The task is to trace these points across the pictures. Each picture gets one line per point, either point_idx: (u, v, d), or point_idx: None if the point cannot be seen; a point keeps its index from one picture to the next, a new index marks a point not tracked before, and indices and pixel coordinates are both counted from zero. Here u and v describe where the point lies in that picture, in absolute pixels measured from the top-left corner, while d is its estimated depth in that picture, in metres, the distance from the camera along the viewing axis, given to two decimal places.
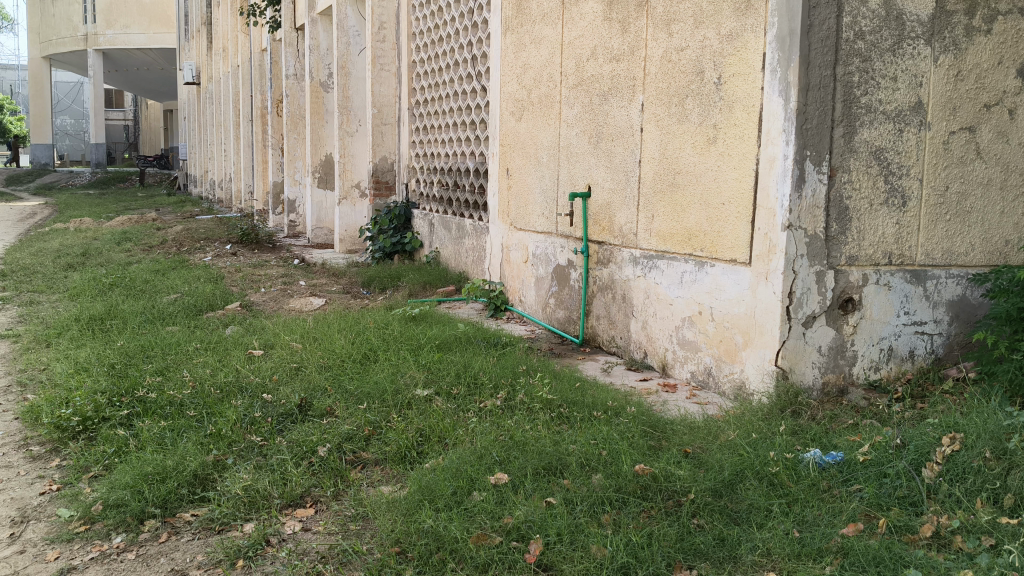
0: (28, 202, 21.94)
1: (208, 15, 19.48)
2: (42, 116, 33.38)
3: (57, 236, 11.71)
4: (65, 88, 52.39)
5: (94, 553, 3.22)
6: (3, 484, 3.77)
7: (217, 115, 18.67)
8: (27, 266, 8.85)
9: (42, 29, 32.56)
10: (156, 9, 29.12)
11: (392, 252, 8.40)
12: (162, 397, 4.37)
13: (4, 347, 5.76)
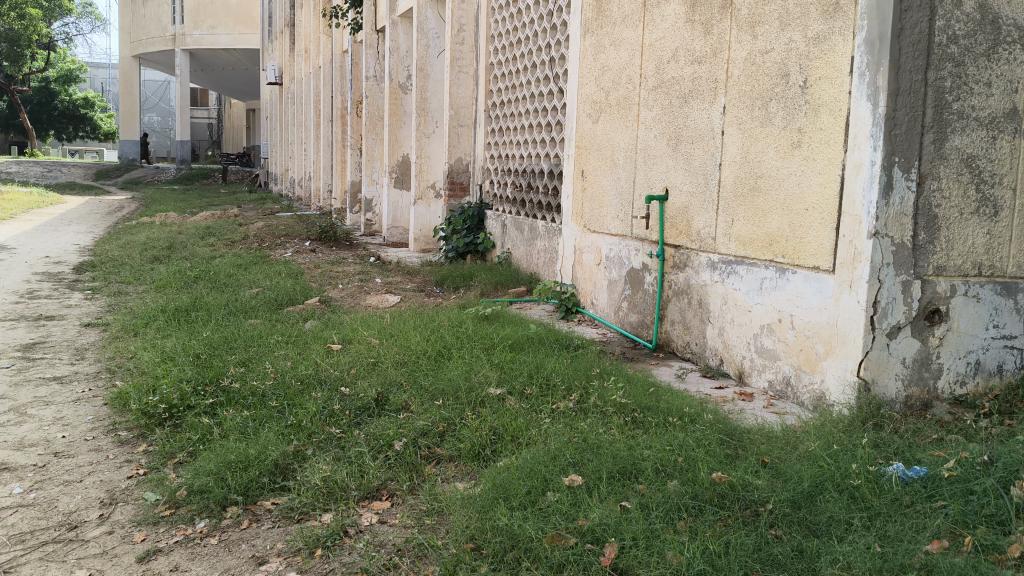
0: (118, 197, 22.76)
1: (291, 16, 19.90)
2: (131, 113, 34.65)
3: (143, 229, 12.12)
4: (153, 86, 54.15)
5: (179, 536, 3.35)
6: (92, 467, 3.92)
7: (298, 115, 19.01)
8: (116, 259, 9.16)
9: (134, 30, 33.68)
10: (241, 10, 29.86)
11: (465, 252, 8.47)
12: (245, 387, 4.47)
13: (95, 336, 5.98)
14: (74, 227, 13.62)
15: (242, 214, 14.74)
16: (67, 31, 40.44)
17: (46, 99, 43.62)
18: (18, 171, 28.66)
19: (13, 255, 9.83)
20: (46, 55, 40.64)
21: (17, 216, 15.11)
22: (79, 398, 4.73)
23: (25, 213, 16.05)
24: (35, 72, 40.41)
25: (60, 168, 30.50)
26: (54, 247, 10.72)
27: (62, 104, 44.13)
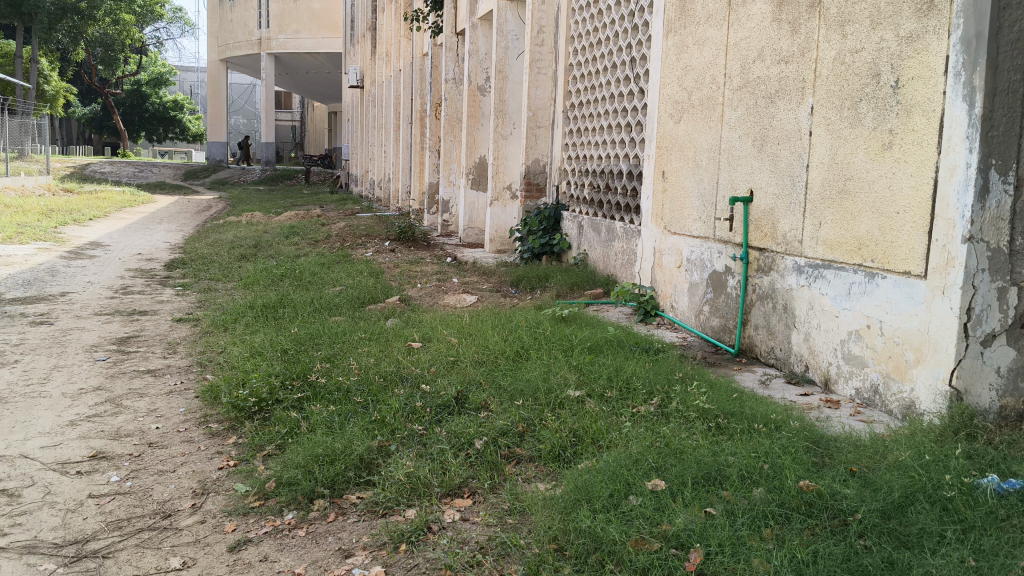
0: (206, 197, 23.45)
1: (373, 20, 20.21)
2: (217, 116, 35.69)
3: (229, 228, 12.50)
4: (239, 89, 55.50)
5: (268, 527, 3.45)
6: (185, 457, 4.09)
7: (377, 117, 19.29)
8: (205, 256, 9.45)
9: (221, 35, 34.58)
10: (324, 15, 30.43)
11: (541, 253, 8.50)
12: (331, 382, 4.57)
13: (187, 331, 6.19)
14: (164, 225, 14.11)
15: (324, 214, 15.05)
16: (158, 36, 41.85)
17: (137, 101, 44.90)
18: (111, 171, 29.72)
19: (108, 252, 10.24)
20: (139, 59, 42.17)
21: (110, 214, 15.72)
22: (172, 391, 4.95)
23: (119, 211, 16.68)
24: (128, 75, 41.94)
25: (151, 168, 31.53)
26: (146, 245, 11.12)
27: (152, 106, 45.23)
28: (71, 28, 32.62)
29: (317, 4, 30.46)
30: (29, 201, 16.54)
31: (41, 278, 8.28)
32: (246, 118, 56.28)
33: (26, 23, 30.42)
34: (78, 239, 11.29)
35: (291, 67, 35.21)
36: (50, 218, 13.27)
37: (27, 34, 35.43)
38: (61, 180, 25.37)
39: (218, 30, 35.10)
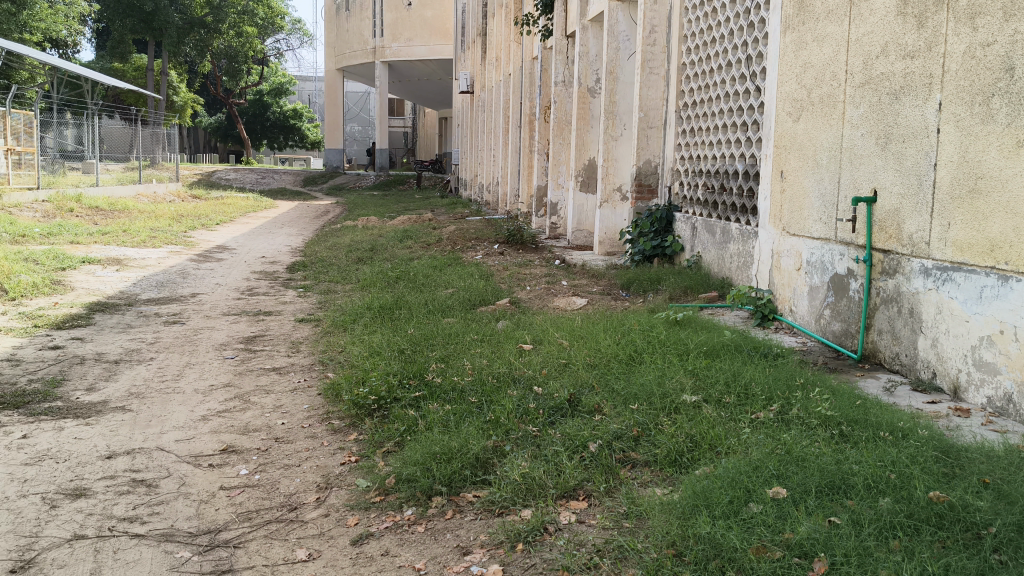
0: (323, 202, 24.22)
1: (484, 26, 20.39)
2: (334, 123, 36.81)
3: (345, 232, 12.93)
4: (354, 97, 57.17)
5: (388, 522, 3.56)
6: (309, 454, 4.29)
7: (487, 121, 19.50)
8: (324, 259, 9.79)
9: (338, 45, 35.57)
10: (436, 22, 30.75)
11: (652, 255, 8.46)
12: (447, 382, 4.66)
13: (310, 331, 6.44)
14: (285, 229, 14.67)
15: (436, 218, 15.33)
16: (278, 47, 43.52)
17: (259, 111, 47.37)
18: (235, 178, 31.11)
19: (234, 255, 10.74)
20: (261, 70, 43.96)
21: (234, 219, 16.46)
22: (296, 388, 5.21)
23: (243, 216, 17.48)
24: (250, 86, 43.76)
25: (273, 175, 32.78)
26: (269, 248, 11.61)
27: (273, 115, 47.65)
28: (198, 41, 34.22)
29: (429, 11, 30.75)
30: (161, 207, 17.51)
31: (174, 280, 8.76)
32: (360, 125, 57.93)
33: (157, 38, 31.90)
34: (206, 243, 11.89)
35: (403, 75, 35.89)
36: (181, 223, 14.01)
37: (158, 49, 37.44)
38: (189, 186, 26.72)
39: (334, 40, 36.15)
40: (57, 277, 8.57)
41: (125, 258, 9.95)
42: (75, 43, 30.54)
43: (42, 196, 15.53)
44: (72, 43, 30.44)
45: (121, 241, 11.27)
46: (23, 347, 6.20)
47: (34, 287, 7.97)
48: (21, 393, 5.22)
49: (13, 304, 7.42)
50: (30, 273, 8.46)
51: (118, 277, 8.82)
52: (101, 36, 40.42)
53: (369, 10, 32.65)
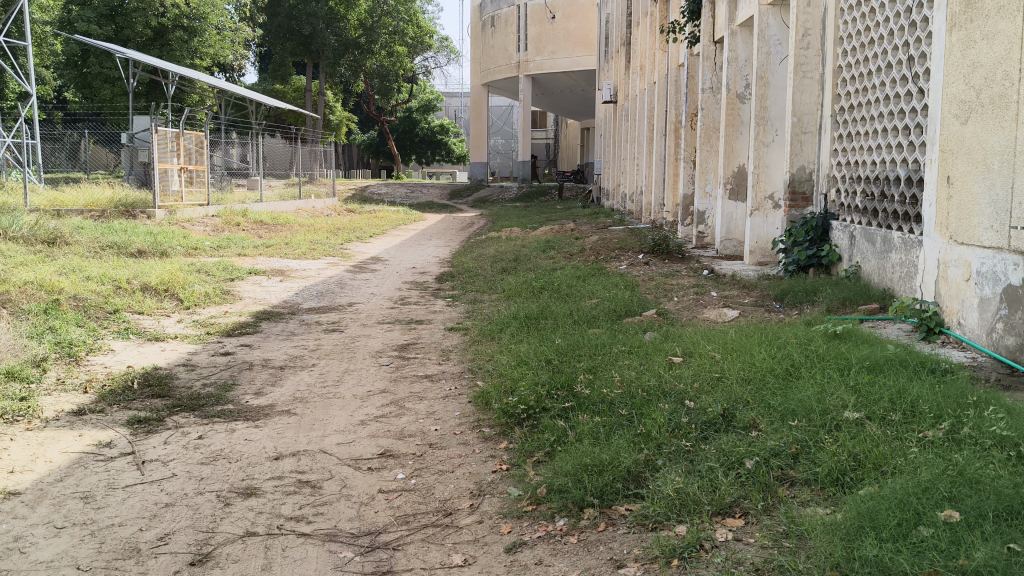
0: (468, 214, 24.72)
1: (629, 35, 20.27)
2: (479, 137, 37.46)
3: (490, 243, 13.19)
4: (498, 111, 57.78)
5: (541, 532, 3.60)
6: (462, 460, 4.40)
7: (632, 131, 19.32)
8: (470, 270, 10.02)
9: (483, 60, 36.11)
10: (580, 33, 30.60)
11: (807, 265, 8.28)
12: (596, 394, 4.67)
13: (460, 340, 6.61)
14: (434, 241, 15.09)
15: (579, 228, 15.39)
16: (425, 65, 44.85)
17: (408, 127, 49.14)
18: (385, 192, 32.20)
19: (386, 266, 11.14)
20: (409, 87, 45.29)
21: (385, 231, 17.05)
22: (447, 395, 5.38)
23: (394, 228, 18.10)
24: (400, 103, 45.09)
25: (421, 188, 33.75)
26: (418, 259, 11.98)
27: (421, 130, 49.44)
28: (351, 61, 35.94)
29: (572, 24, 30.67)
30: (318, 221, 18.36)
31: (332, 290, 9.18)
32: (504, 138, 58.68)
33: (315, 58, 34.40)
34: (361, 254, 12.38)
35: (546, 87, 36.10)
36: (337, 236, 14.65)
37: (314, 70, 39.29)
38: (343, 200, 27.86)
39: (480, 56, 36.75)
40: (226, 287, 9.16)
41: (287, 270, 10.51)
42: (241, 67, 32.51)
43: (212, 211, 16.60)
44: (237, 66, 32.36)
45: (283, 253, 11.89)
46: (197, 353, 6.67)
47: (206, 297, 8.56)
48: (196, 396, 5.64)
49: (188, 313, 7.99)
50: (203, 283, 9.07)
51: (281, 287, 9.33)
52: (262, 59, 42.79)
53: (514, 25, 33.02)
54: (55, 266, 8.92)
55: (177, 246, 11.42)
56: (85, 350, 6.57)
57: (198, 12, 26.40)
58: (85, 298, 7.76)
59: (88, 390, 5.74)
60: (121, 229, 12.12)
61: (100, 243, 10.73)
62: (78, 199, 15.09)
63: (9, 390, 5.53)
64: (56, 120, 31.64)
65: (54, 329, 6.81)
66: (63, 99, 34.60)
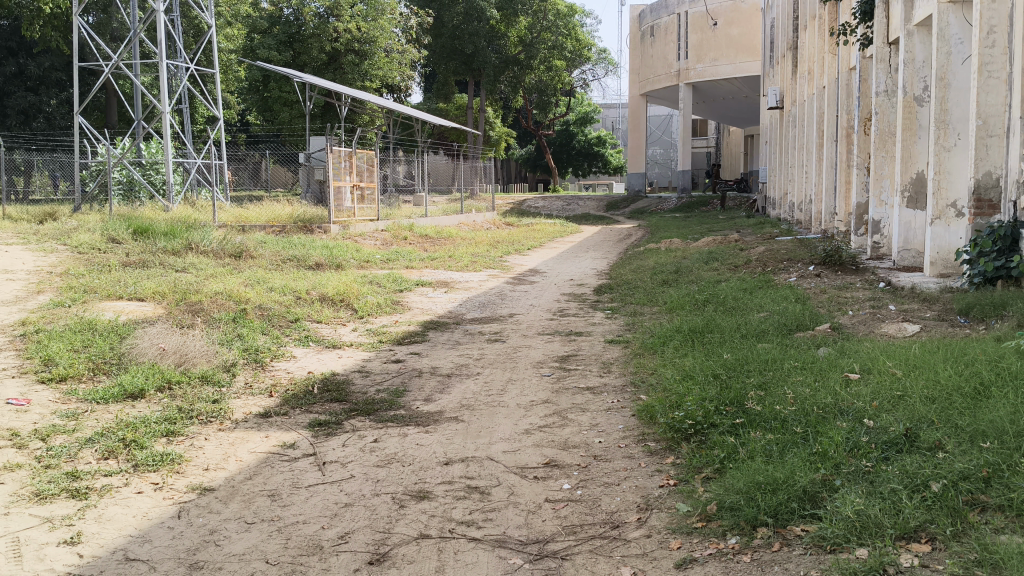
0: (627, 225, 24.62)
1: (795, 40, 19.67)
2: (637, 147, 37.14)
3: (649, 255, 13.09)
4: (657, 121, 57.16)
5: (711, 549, 3.55)
6: (628, 473, 4.40)
7: (800, 138, 18.72)
8: (631, 282, 9.98)
9: (643, 70, 35.71)
10: (743, 39, 30.12)
11: (994, 276, 7.77)
12: (767, 410, 4.56)
13: (623, 353, 6.61)
14: (592, 253, 15.15)
15: (743, 239, 15.01)
16: (584, 78, 45.02)
17: (566, 140, 49.87)
18: (543, 206, 32.67)
19: (545, 278, 11.28)
20: (568, 100, 45.57)
21: (544, 244, 17.27)
22: (610, 408, 5.39)
23: (553, 241, 18.29)
24: (559, 117, 45.46)
25: (578, 200, 33.89)
26: (577, 271, 12.03)
27: (579, 143, 50.09)
28: (511, 78, 36.68)
29: (736, 29, 30.26)
30: (479, 234, 18.82)
31: (494, 301, 9.38)
32: (663, 149, 58.05)
33: (477, 77, 35.38)
34: (521, 266, 12.59)
35: (707, 95, 35.36)
36: (498, 249, 14.94)
37: (475, 87, 40.26)
38: (502, 214, 28.40)
39: (639, 66, 36.36)
40: (396, 297, 9.54)
41: (451, 281, 10.83)
42: (407, 87, 33.81)
43: (381, 226, 17.33)
44: (404, 87, 33.64)
45: (448, 266, 12.27)
46: (370, 360, 6.99)
47: (377, 307, 8.95)
48: (370, 401, 5.91)
49: (362, 322, 8.38)
50: (375, 294, 9.50)
51: (446, 298, 9.62)
52: (427, 79, 44.32)
53: (673, 33, 32.58)
54: (242, 278, 9.59)
55: (351, 259, 12.00)
56: (270, 355, 7.03)
57: (368, 36, 27.65)
58: (269, 308, 8.31)
59: (273, 394, 6.15)
60: (300, 243, 12.87)
61: (281, 256, 11.44)
62: (261, 216, 16.12)
63: (203, 394, 6.04)
64: (240, 142, 33.94)
65: (242, 336, 7.36)
66: (246, 122, 37.08)
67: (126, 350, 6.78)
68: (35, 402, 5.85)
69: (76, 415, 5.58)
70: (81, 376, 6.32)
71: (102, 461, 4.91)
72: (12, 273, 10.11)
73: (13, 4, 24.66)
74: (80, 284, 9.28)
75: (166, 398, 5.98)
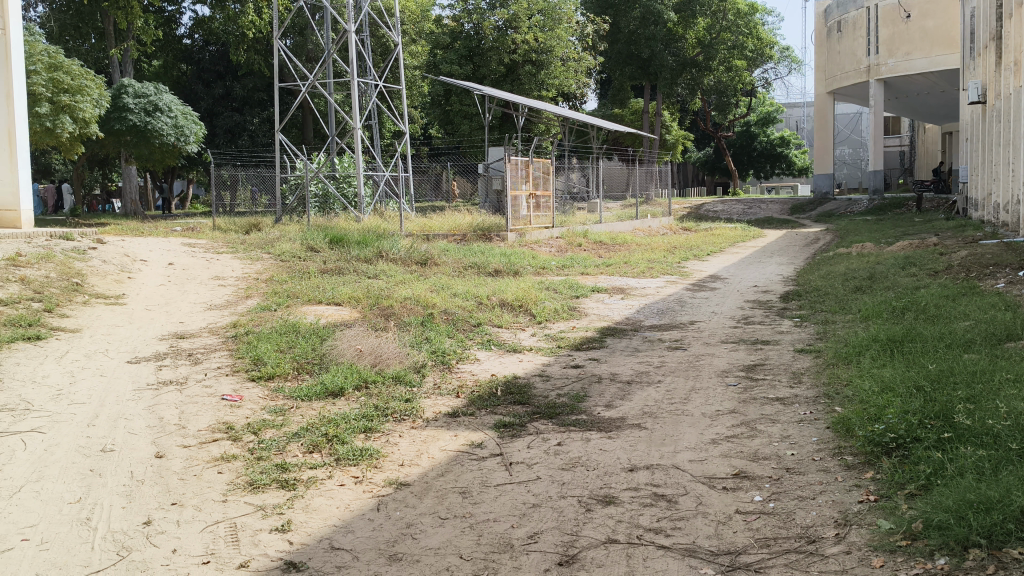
0: (812, 229, 23.68)
1: (999, 29, 18.26)
2: (823, 148, 35.61)
3: (839, 260, 12.55)
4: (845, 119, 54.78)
5: (919, 569, 3.39)
6: (825, 487, 4.27)
7: (1005, 133, 17.40)
8: (820, 288, 9.62)
9: (829, 68, 34.18)
10: (938, 31, 28.20)
11: None
12: (978, 425, 4.30)
13: (815, 363, 6.41)
14: (776, 258, 14.75)
15: (942, 243, 14.08)
16: (766, 77, 43.68)
17: (746, 141, 48.77)
18: (722, 210, 32.10)
19: (727, 284, 11.07)
20: (747, 101, 44.39)
21: (725, 249, 16.94)
22: (802, 420, 5.24)
23: (733, 246, 17.88)
24: (738, 119, 44.33)
25: (759, 204, 32.90)
26: (761, 277, 11.70)
27: (760, 145, 48.76)
28: (689, 81, 36.11)
29: (930, 22, 28.43)
30: (656, 240, 18.68)
31: (674, 308, 9.29)
32: (851, 149, 55.40)
33: (654, 81, 35.06)
34: (700, 273, 12.38)
35: (900, 90, 33.40)
36: (676, 254, 14.79)
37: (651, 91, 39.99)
38: (680, 220, 28.06)
39: (824, 64, 34.86)
40: (573, 303, 9.66)
41: (628, 287, 10.84)
42: (583, 94, 34.13)
43: (556, 233, 17.59)
44: (580, 94, 33.99)
45: (624, 272, 12.28)
46: (552, 365, 7.13)
47: (555, 312, 9.10)
48: (553, 405, 6.03)
49: (540, 328, 8.54)
50: (552, 300, 9.66)
51: (623, 304, 9.65)
52: (602, 85, 44.50)
53: (862, 28, 31.13)
54: (427, 284, 10.01)
55: (528, 266, 12.21)
56: (456, 358, 7.31)
57: (545, 45, 28.11)
58: (454, 312, 8.64)
59: (460, 395, 6.39)
60: (480, 250, 13.23)
61: (463, 263, 11.84)
62: (444, 225, 16.70)
63: (396, 393, 6.36)
64: (423, 155, 35.33)
65: (430, 338, 7.70)
66: (428, 135, 38.55)
67: (326, 350, 7.26)
68: (247, 398, 6.36)
69: (283, 411, 6.03)
70: (287, 374, 6.81)
71: (308, 454, 5.28)
72: (224, 279, 11.03)
73: (221, 32, 26.91)
74: (283, 289, 9.99)
75: (363, 396, 6.34)
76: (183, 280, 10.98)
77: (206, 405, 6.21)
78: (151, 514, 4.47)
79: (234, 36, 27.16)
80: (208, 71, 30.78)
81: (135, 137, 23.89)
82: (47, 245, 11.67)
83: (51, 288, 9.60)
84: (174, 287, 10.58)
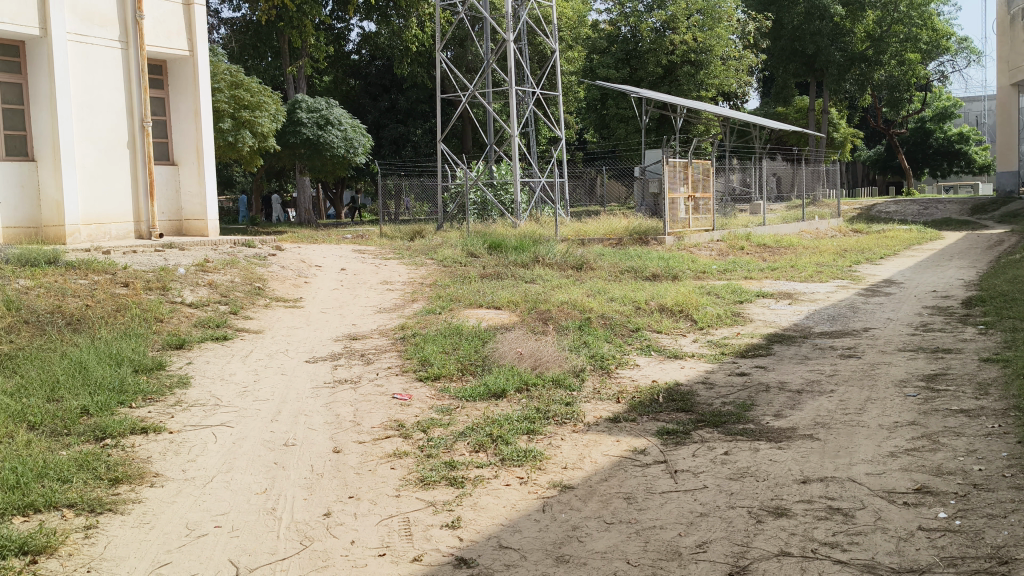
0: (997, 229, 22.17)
1: None
2: (1007, 142, 33.21)
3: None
4: None
5: None
6: (1018, 506, 4.05)
7: None
8: (1008, 294, 9.04)
9: (1013, 57, 31.72)
10: None
11: None
12: None
13: (1003, 373, 6.06)
14: (957, 261, 13.93)
15: None
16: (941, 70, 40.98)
17: (921, 139, 46.40)
18: (895, 211, 30.58)
19: (902, 289, 10.57)
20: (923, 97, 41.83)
21: (900, 252, 16.12)
22: (991, 433, 4.97)
23: (909, 249, 17.06)
24: (912, 115, 41.90)
25: (936, 205, 30.94)
26: (940, 282, 11.08)
27: (937, 141, 46.13)
28: (857, 77, 34.30)
29: None
30: (824, 242, 18.02)
31: (844, 314, 8.98)
32: None
33: (819, 78, 34.72)
34: (873, 277, 11.85)
35: None
36: (846, 258, 14.27)
37: (817, 88, 38.75)
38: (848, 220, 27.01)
39: (1008, 53, 32.49)
40: (736, 309, 9.49)
41: (795, 292, 10.53)
42: (744, 94, 33.37)
43: (717, 236, 17.31)
44: (740, 94, 33.39)
45: (791, 276, 11.97)
46: (715, 371, 7.05)
47: (717, 318, 8.97)
48: (718, 413, 5.97)
49: (702, 333, 8.45)
50: (714, 305, 9.53)
51: (791, 310, 9.40)
52: (762, 83, 43.34)
53: None
54: (585, 289, 10.09)
55: (688, 269, 12.10)
56: (615, 363, 7.35)
57: (705, 45, 27.69)
58: (612, 317, 8.69)
59: (621, 400, 6.44)
60: (638, 254, 13.19)
61: (620, 267, 11.86)
62: (600, 229, 16.78)
63: (557, 396, 6.48)
64: (579, 160, 35.53)
65: (588, 343, 7.79)
66: (585, 140, 38.78)
67: (489, 352, 7.49)
68: (415, 397, 6.65)
69: (449, 411, 6.26)
70: (452, 375, 7.07)
71: (474, 454, 5.47)
72: (392, 283, 11.55)
73: (386, 46, 28.08)
74: (447, 293, 10.34)
75: (525, 398, 6.50)
76: (355, 284, 11.57)
77: (378, 403, 6.54)
78: (330, 506, 4.77)
79: (398, 50, 28.35)
80: (374, 84, 32.22)
81: (308, 149, 25.29)
82: (232, 252, 12.58)
83: (237, 291, 10.37)
84: (347, 291, 11.17)
